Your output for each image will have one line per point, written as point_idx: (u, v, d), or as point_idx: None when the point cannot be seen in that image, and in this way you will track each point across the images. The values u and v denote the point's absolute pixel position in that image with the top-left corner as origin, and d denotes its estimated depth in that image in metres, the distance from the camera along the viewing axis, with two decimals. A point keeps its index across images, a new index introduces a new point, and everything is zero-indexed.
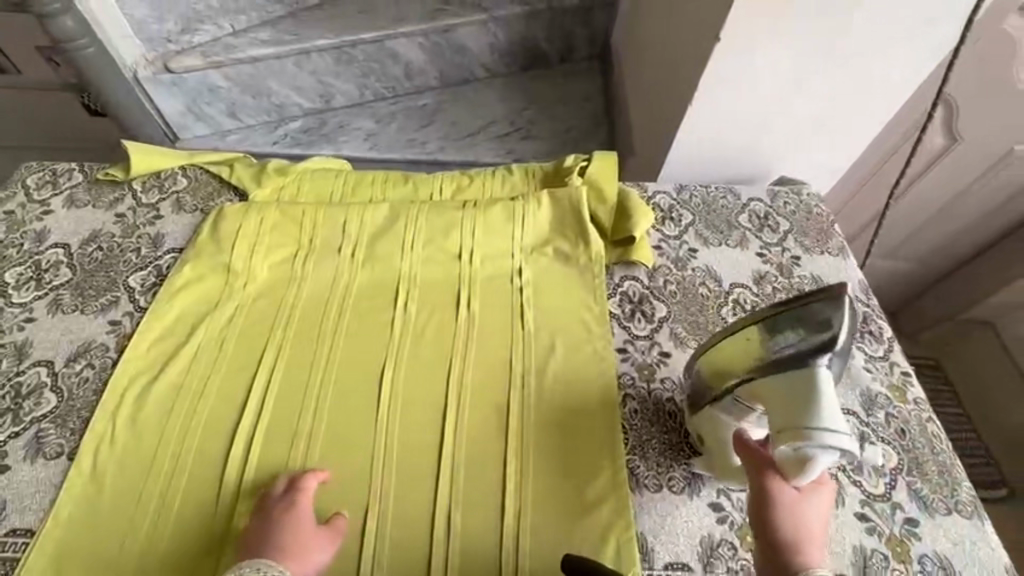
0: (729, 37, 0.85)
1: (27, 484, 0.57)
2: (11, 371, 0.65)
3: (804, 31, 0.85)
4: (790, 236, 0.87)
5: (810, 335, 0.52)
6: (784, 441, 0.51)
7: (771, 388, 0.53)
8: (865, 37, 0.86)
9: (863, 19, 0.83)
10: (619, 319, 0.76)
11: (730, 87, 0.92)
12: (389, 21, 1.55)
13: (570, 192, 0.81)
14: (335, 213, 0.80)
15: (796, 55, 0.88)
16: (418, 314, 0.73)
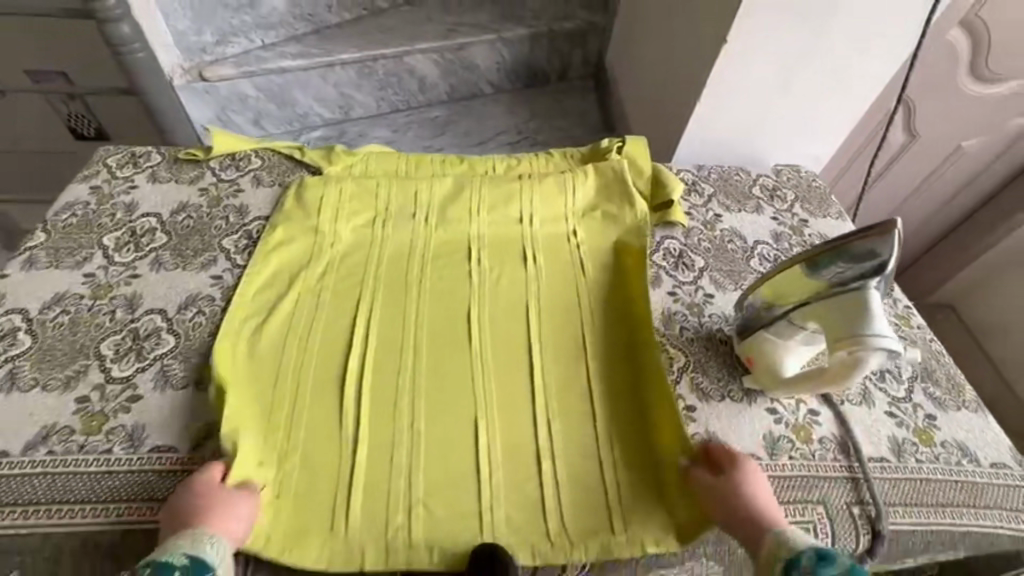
0: (733, 40, 1.00)
1: (160, 410, 0.61)
2: (125, 318, 0.69)
3: (793, 33, 1.00)
4: (796, 204, 1.01)
5: (857, 264, 0.59)
6: (839, 351, 0.59)
7: (824, 310, 0.60)
8: (845, 39, 1.01)
9: (843, 24, 0.99)
10: (666, 269, 0.86)
11: (733, 83, 1.07)
12: (406, 39, 1.67)
13: (613, 164, 0.92)
14: (404, 184, 0.88)
15: (788, 56, 1.03)
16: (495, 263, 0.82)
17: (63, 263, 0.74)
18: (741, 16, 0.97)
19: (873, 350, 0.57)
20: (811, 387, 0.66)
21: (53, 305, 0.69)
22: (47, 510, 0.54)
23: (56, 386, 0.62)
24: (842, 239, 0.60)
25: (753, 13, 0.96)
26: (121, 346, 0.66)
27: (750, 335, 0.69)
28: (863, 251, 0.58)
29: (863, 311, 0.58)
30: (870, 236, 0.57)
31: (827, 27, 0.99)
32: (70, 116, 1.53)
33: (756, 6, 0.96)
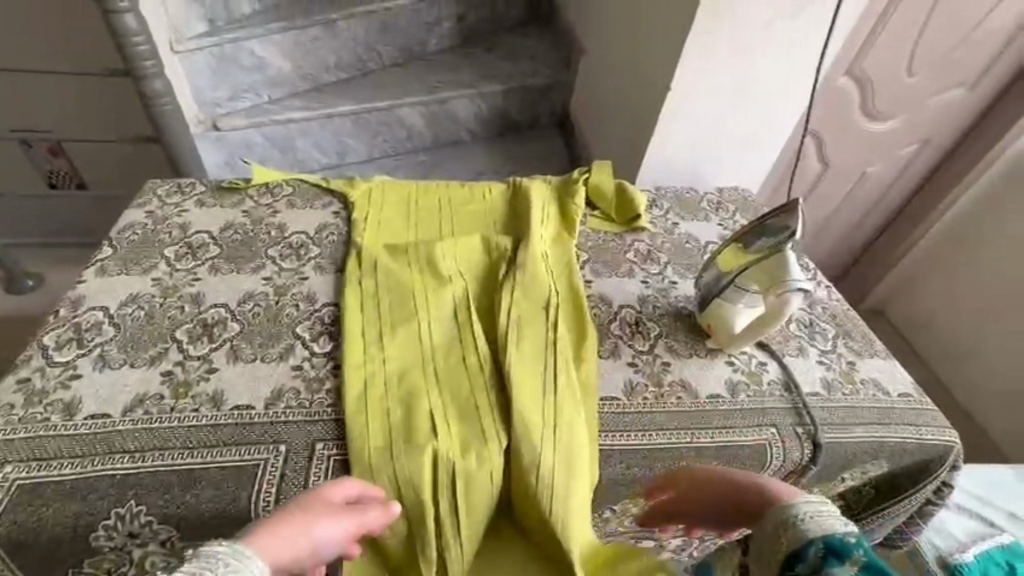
0: (675, 88, 1.26)
1: (235, 378, 0.73)
2: (194, 311, 0.81)
3: (718, 82, 1.26)
4: (737, 214, 1.24)
5: (773, 233, 0.81)
6: (772, 294, 0.79)
7: (757, 267, 0.80)
8: (758, 88, 1.29)
9: (754, 75, 1.26)
10: (638, 264, 1.05)
11: (676, 122, 1.32)
12: (397, 93, 1.87)
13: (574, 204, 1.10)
14: (402, 225, 1.02)
15: (715, 101, 1.30)
16: (525, 299, 0.85)
17: (132, 271, 0.86)
18: (681, 70, 1.23)
19: (793, 290, 0.77)
20: (765, 330, 0.82)
21: (129, 303, 0.81)
22: (155, 456, 0.65)
23: (143, 362, 0.73)
24: (763, 219, 0.83)
25: (689, 68, 1.23)
26: (193, 332, 0.78)
27: (707, 301, 0.87)
28: (778, 224, 0.81)
29: (783, 263, 0.78)
30: (782, 214, 0.80)
31: (746, 79, 1.27)
32: (53, 173, 1.68)
33: (689, 62, 1.22)
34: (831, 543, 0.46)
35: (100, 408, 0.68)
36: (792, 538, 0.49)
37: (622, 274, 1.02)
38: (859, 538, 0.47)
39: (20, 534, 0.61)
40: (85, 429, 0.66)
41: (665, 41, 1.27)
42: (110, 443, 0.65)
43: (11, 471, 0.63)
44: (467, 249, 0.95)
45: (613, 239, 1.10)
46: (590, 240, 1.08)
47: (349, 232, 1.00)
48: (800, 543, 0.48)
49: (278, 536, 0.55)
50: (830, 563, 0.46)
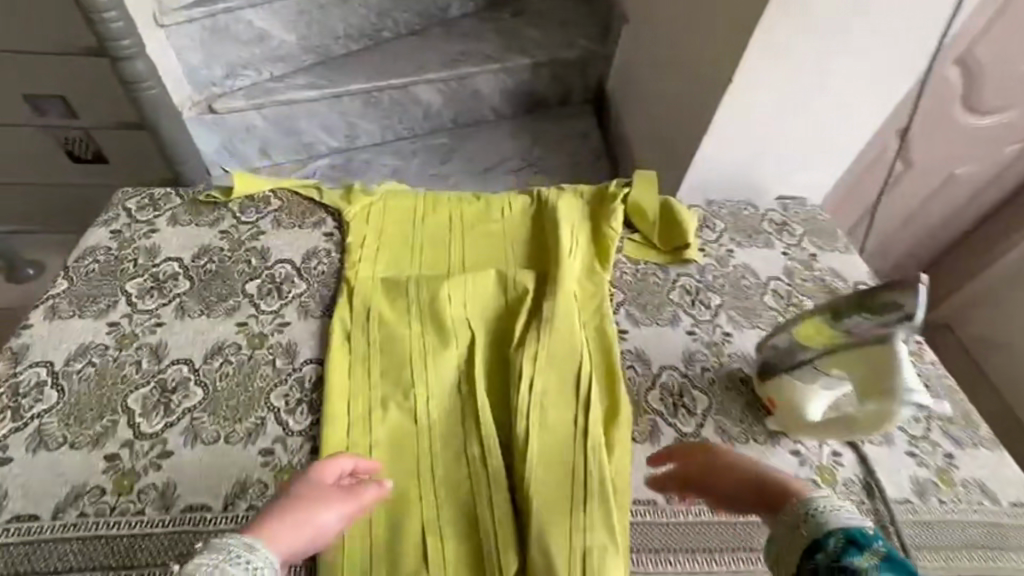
0: (736, 81, 1.04)
1: (192, 465, 0.61)
2: (152, 369, 0.69)
3: (792, 73, 1.04)
4: (805, 238, 1.02)
5: (883, 313, 0.60)
6: (872, 401, 0.62)
7: (857, 357, 0.62)
8: (839, 80, 1.05)
9: (837, 65, 1.03)
10: (684, 307, 0.87)
11: (735, 120, 1.10)
12: (412, 69, 1.66)
13: (609, 229, 0.92)
14: (403, 252, 0.87)
15: (785, 96, 1.07)
16: (543, 368, 0.71)
17: (86, 313, 0.74)
18: (746, 60, 1.01)
19: (904, 403, 0.60)
20: (840, 432, 0.67)
21: (77, 357, 0.69)
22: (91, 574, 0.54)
23: (85, 443, 0.62)
24: (871, 290, 0.62)
25: (756, 58, 1.00)
26: (147, 400, 0.66)
27: (775, 374, 0.69)
28: (890, 303, 0.59)
29: (897, 366, 0.60)
30: (896, 289, 0.59)
31: (825, 71, 1.04)
32: (69, 141, 1.51)
33: (760, 49, 0.99)
34: (853, 534, 0.49)
35: (32, 507, 0.57)
36: (814, 529, 0.51)
37: (664, 322, 0.85)
38: (873, 531, 0.49)
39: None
40: (13, 537, 0.56)
41: (727, 23, 1.04)
42: (41, 556, 0.55)
43: None
44: (478, 293, 0.81)
45: (654, 271, 0.92)
46: (626, 274, 0.91)
47: (341, 262, 0.85)
48: (820, 534, 0.50)
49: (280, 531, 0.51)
50: (851, 552, 0.48)
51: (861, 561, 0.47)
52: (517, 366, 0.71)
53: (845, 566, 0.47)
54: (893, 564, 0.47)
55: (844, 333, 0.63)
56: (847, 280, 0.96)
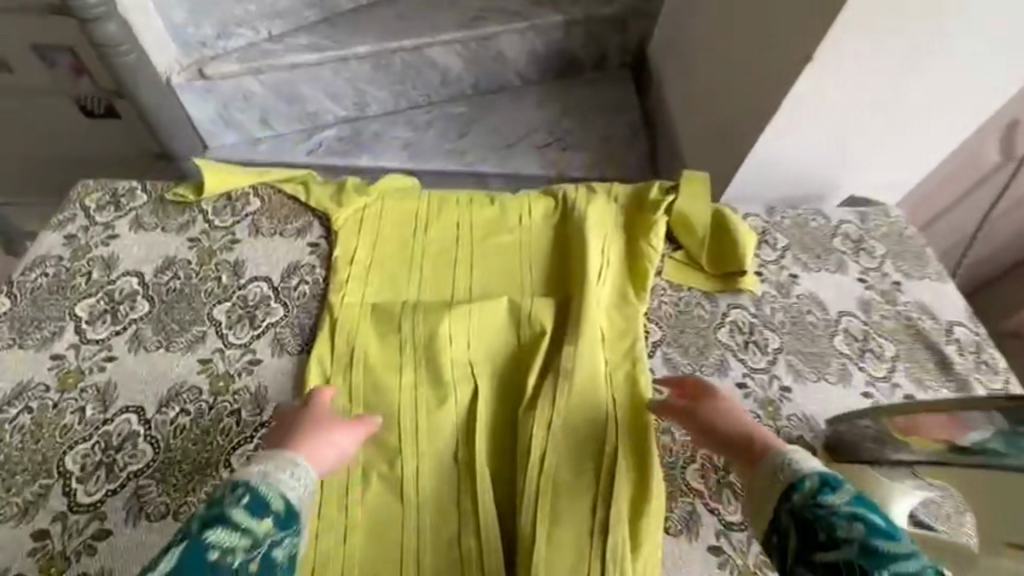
0: (813, 67, 0.82)
1: (133, 548, 0.51)
2: (96, 419, 0.58)
3: (885, 54, 0.82)
4: (887, 260, 0.84)
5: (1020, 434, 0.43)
6: (1007, 553, 0.45)
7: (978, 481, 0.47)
8: (945, 61, 0.83)
9: (945, 43, 0.81)
10: (733, 351, 0.72)
11: (806, 113, 0.89)
12: (427, 28, 1.47)
13: (648, 248, 0.76)
14: (399, 270, 0.73)
15: (871, 81, 0.86)
16: (559, 437, 0.60)
17: (28, 343, 0.63)
18: (829, 39, 0.78)
19: None
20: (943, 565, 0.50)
21: (14, 400, 0.59)
22: None
23: (13, 514, 0.52)
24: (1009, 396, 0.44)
25: (843, 36, 0.79)
26: (87, 460, 0.56)
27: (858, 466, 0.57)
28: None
29: None
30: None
31: (936, 44, 0.81)
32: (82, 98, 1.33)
33: (848, 25, 0.77)
34: (827, 476, 0.48)
35: None
36: (789, 474, 0.50)
37: (709, 369, 0.70)
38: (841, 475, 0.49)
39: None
40: None
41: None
42: None
43: None
44: (486, 330, 0.67)
45: (699, 301, 0.76)
46: (664, 304, 0.75)
47: (326, 282, 0.72)
48: (793, 479, 0.49)
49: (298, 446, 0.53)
50: (825, 490, 0.47)
51: (834, 499, 0.46)
52: (526, 432, 0.60)
53: (818, 503, 0.46)
54: (865, 501, 0.46)
55: (973, 460, 0.46)
56: (938, 318, 0.78)
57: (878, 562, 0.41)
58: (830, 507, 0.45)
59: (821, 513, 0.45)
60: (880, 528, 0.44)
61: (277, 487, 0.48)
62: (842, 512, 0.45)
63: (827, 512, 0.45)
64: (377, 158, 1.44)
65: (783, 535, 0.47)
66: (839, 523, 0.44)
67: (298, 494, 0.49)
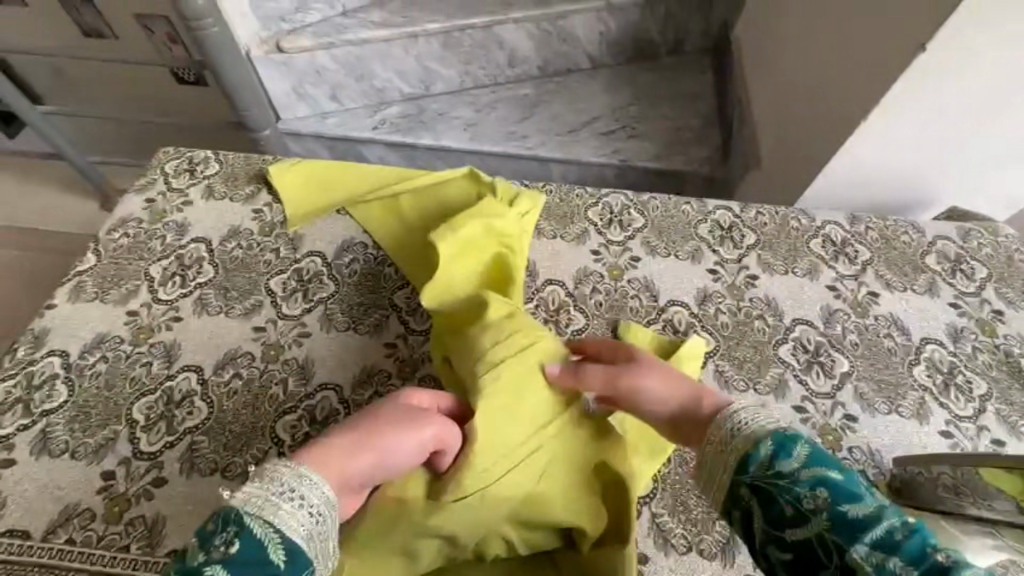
0: (917, 68, 0.73)
1: (182, 501, 0.55)
2: (161, 374, 0.63)
3: (1008, 54, 0.71)
4: (988, 285, 0.75)
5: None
6: None
7: None
8: None
9: None
10: (795, 370, 0.67)
11: (902, 116, 0.80)
12: (497, 6, 1.44)
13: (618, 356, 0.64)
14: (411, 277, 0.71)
15: (986, 86, 0.75)
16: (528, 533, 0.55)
17: (109, 296, 0.69)
18: (945, 33, 0.68)
19: None
20: None
21: (92, 349, 0.64)
22: None
23: (84, 454, 0.57)
24: None
25: (959, 32, 0.68)
26: (151, 412, 0.60)
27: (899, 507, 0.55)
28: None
29: None
30: None
31: None
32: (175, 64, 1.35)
33: (969, 18, 0.67)
34: (779, 438, 0.42)
35: (22, 522, 0.53)
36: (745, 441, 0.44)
37: (766, 389, 0.65)
38: (795, 430, 0.43)
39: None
40: None
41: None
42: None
43: None
44: (536, 409, 0.56)
45: (762, 312, 0.71)
46: (722, 314, 0.71)
47: (379, 263, 0.73)
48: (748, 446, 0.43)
49: (344, 464, 0.47)
50: (778, 456, 0.41)
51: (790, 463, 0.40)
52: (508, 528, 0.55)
53: (776, 473, 0.40)
54: (821, 457, 0.40)
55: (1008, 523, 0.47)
56: None
57: (851, 534, 0.35)
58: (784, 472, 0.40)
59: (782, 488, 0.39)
60: (838, 485, 0.38)
61: (274, 526, 0.41)
62: (802, 482, 0.39)
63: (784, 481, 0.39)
64: (438, 137, 1.44)
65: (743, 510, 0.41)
66: (801, 495, 0.38)
67: (304, 534, 0.42)
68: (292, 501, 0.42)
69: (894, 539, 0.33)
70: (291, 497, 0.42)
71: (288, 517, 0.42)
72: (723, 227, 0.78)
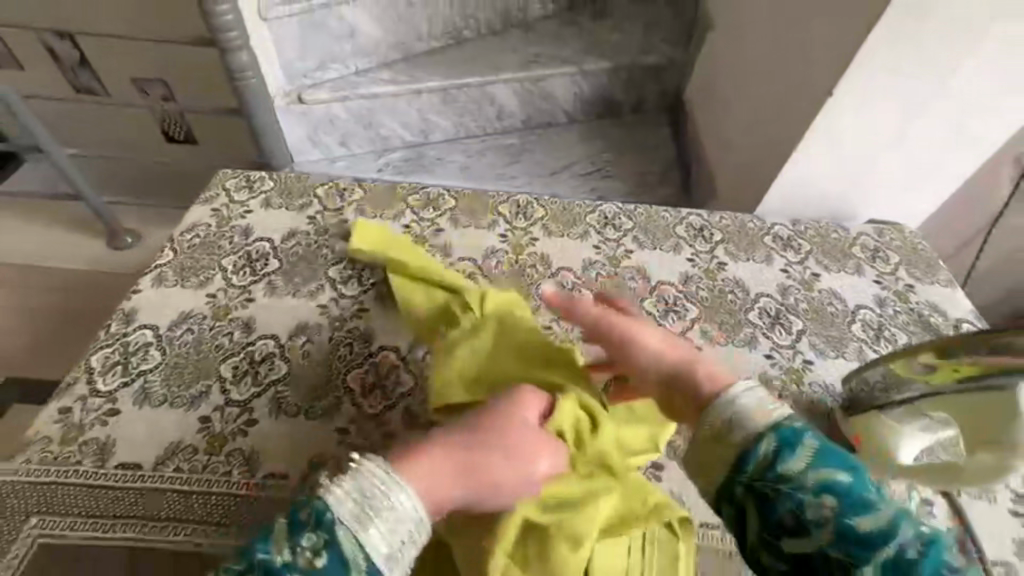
0: (830, 105, 0.96)
1: (274, 436, 0.64)
2: (243, 341, 0.73)
3: (894, 97, 0.95)
4: (901, 267, 0.96)
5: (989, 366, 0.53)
6: (982, 452, 0.55)
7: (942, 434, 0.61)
8: (949, 105, 0.96)
9: (946, 92, 0.93)
10: (762, 329, 0.84)
11: (823, 142, 1.03)
12: (489, 69, 1.68)
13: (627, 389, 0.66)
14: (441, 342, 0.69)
15: (882, 121, 0.99)
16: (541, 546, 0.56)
17: (188, 282, 0.80)
18: (846, 80, 0.92)
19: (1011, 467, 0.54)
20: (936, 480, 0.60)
21: (179, 323, 0.74)
22: (185, 527, 0.58)
23: (182, 403, 0.66)
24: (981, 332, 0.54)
25: (856, 79, 0.92)
26: (237, 369, 0.70)
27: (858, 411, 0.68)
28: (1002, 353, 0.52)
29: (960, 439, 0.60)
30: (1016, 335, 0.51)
31: (926, 90, 0.93)
32: (165, 121, 1.53)
33: (863, 70, 0.91)
34: (785, 435, 0.43)
35: (132, 457, 0.61)
36: (740, 438, 0.44)
37: (740, 342, 0.82)
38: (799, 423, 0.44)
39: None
40: (115, 483, 0.59)
41: (841, 18, 0.92)
42: (136, 503, 0.59)
43: (36, 523, 0.57)
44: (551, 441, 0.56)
45: (732, 289, 0.89)
46: (702, 290, 0.88)
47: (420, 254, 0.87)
48: (749, 440, 0.44)
49: (434, 477, 0.45)
50: (784, 454, 0.42)
51: (795, 463, 0.42)
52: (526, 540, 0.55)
53: (776, 472, 0.42)
54: (823, 454, 0.42)
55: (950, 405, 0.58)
56: (947, 316, 0.89)
57: (858, 548, 0.38)
58: (792, 473, 0.41)
59: (786, 488, 0.41)
60: (846, 492, 0.40)
61: (363, 545, 0.41)
62: (809, 485, 0.41)
63: (784, 483, 0.41)
64: (438, 177, 1.64)
65: (736, 513, 0.43)
66: (805, 501, 0.40)
67: (387, 561, 0.42)
68: (384, 522, 0.42)
69: (909, 556, 0.37)
70: (384, 514, 0.42)
71: (377, 539, 0.41)
72: (695, 228, 0.97)
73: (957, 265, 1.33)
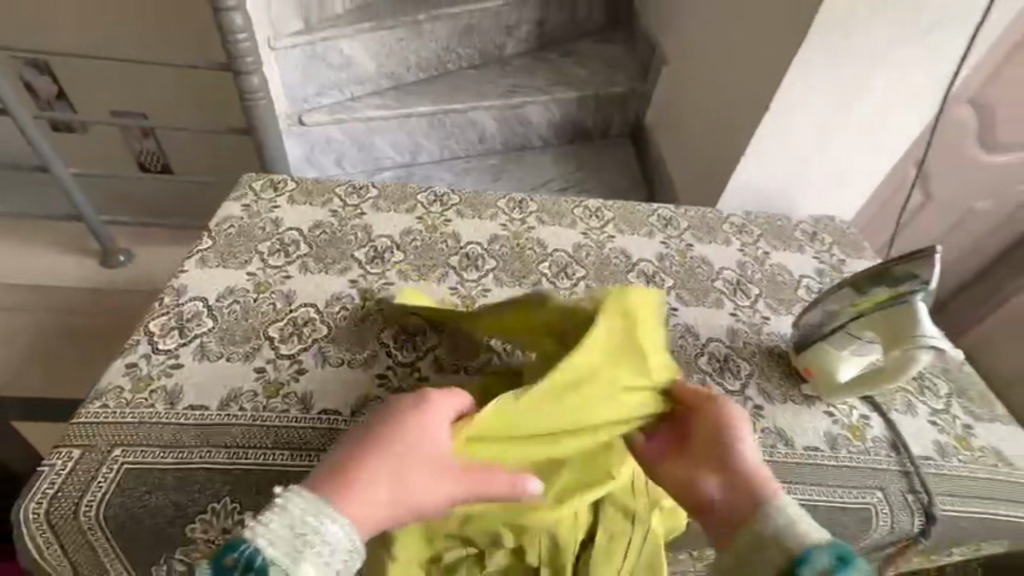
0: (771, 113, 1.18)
1: (323, 381, 0.74)
2: (285, 309, 0.83)
3: (819, 107, 1.17)
4: (834, 247, 1.15)
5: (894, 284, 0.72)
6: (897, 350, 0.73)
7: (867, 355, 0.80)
8: (860, 114, 1.19)
9: (858, 103, 1.17)
10: (727, 295, 0.99)
11: (766, 146, 1.24)
12: (472, 97, 1.85)
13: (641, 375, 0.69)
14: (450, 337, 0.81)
15: (812, 127, 1.21)
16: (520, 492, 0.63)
17: (230, 264, 0.89)
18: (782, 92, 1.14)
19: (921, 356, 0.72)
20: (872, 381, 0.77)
21: (226, 296, 0.83)
22: (252, 452, 0.66)
23: (238, 357, 0.75)
24: (886, 264, 0.74)
25: (789, 91, 1.14)
26: (284, 330, 0.80)
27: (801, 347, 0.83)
28: (906, 274, 0.72)
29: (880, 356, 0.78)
30: (914, 260, 0.71)
31: (843, 101, 1.17)
32: (143, 153, 1.74)
33: (794, 84, 1.13)
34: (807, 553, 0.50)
35: (200, 400, 0.70)
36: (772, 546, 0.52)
37: (710, 305, 0.97)
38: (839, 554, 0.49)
39: (115, 522, 0.61)
40: (187, 421, 0.68)
41: (776, 44, 1.14)
42: (204, 436, 0.67)
43: (119, 455, 0.65)
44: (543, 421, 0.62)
45: (700, 265, 1.04)
46: (675, 266, 1.03)
47: (431, 240, 0.99)
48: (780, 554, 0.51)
49: (369, 505, 0.51)
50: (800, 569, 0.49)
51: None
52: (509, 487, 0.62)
53: None
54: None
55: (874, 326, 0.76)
56: None
57: None
58: None
59: None
60: None
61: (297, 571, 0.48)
62: None
63: None
64: None
65: None
66: None
67: None
68: (319, 552, 0.49)
69: None
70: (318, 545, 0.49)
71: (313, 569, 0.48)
72: (665, 219, 1.11)
73: (877, 253, 1.56)
